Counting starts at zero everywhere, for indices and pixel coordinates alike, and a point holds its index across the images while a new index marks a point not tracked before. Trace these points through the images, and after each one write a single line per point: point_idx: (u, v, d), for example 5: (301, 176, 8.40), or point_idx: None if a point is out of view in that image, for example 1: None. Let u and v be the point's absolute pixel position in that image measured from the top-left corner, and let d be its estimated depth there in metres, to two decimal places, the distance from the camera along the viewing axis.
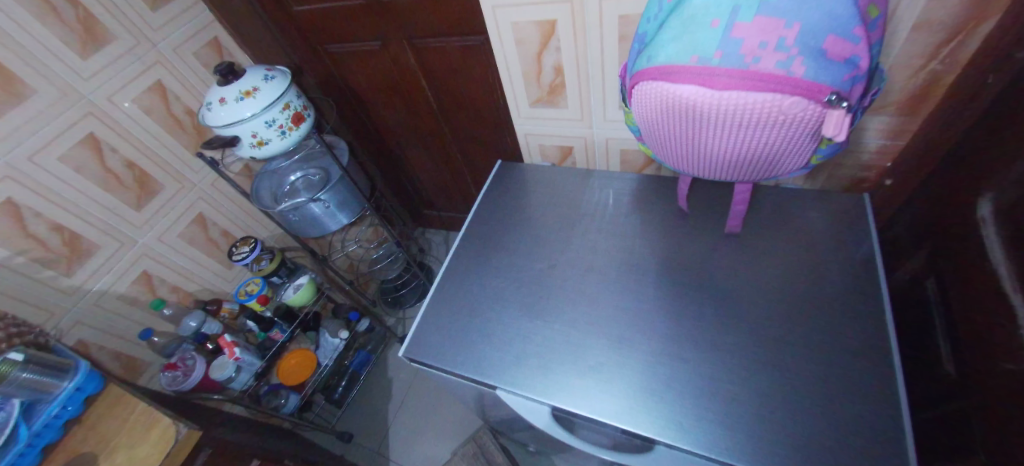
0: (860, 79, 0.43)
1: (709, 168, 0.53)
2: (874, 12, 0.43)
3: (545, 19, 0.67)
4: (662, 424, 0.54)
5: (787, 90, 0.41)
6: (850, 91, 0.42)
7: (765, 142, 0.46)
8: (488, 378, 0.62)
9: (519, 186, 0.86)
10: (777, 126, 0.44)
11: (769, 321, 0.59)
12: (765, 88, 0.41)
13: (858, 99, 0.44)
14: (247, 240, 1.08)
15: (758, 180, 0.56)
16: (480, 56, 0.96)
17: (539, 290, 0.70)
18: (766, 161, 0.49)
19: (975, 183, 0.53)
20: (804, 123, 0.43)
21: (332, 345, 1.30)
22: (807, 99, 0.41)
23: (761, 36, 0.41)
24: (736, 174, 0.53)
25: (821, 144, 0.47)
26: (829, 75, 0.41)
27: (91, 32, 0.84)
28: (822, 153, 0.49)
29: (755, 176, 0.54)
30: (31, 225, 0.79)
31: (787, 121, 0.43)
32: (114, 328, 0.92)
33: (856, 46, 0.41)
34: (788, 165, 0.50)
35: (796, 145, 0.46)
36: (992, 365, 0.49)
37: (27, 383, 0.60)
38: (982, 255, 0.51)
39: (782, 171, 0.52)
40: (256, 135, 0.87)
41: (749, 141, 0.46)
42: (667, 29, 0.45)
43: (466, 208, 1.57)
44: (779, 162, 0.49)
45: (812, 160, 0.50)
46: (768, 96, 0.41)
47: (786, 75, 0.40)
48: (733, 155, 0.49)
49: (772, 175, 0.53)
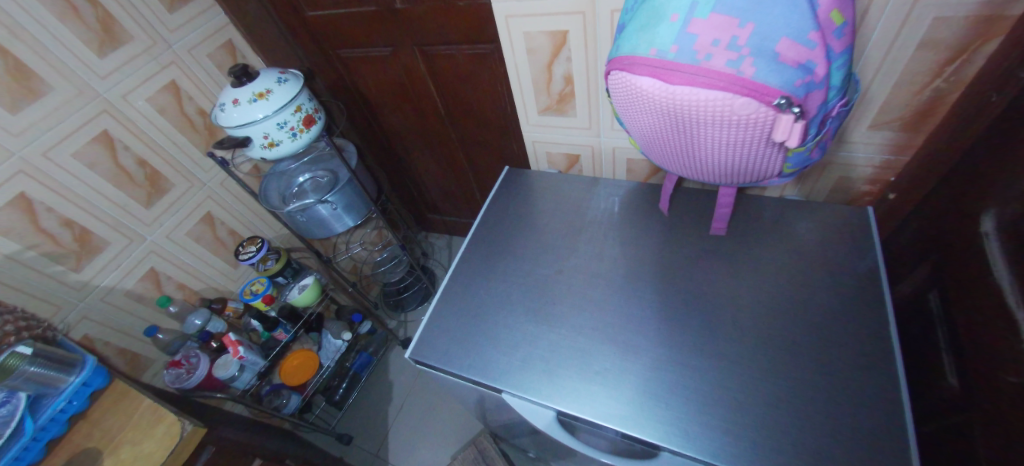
0: (816, 85, 0.42)
1: (685, 165, 0.54)
2: (839, 19, 0.43)
3: (556, 29, 0.69)
4: (667, 431, 0.54)
5: (735, 90, 0.41)
6: (804, 97, 0.42)
7: (726, 144, 0.47)
8: (494, 381, 0.62)
9: (527, 192, 0.87)
10: (731, 126, 0.44)
11: (773, 330, 0.60)
12: (714, 86, 0.42)
13: (815, 107, 0.44)
14: (254, 240, 1.09)
15: (741, 183, 0.56)
16: (489, 64, 0.97)
17: (546, 294, 0.70)
18: (734, 163, 0.50)
19: (977, 200, 0.54)
20: (759, 125, 0.43)
21: (334, 346, 1.29)
22: (756, 101, 0.41)
23: (715, 33, 0.41)
24: (714, 174, 0.54)
25: (787, 152, 0.47)
26: (779, 79, 0.41)
27: (109, 31, 0.85)
28: (791, 160, 0.49)
29: (734, 179, 0.54)
30: (43, 220, 0.80)
31: (739, 122, 0.44)
32: (120, 324, 0.92)
33: (812, 53, 0.41)
34: (762, 168, 0.50)
35: (759, 148, 0.46)
36: (994, 379, 0.50)
37: (33, 377, 0.61)
38: (984, 271, 0.52)
39: (758, 174, 0.52)
40: (267, 136, 0.88)
41: (709, 140, 0.47)
42: (633, 21, 0.46)
43: (471, 213, 1.58)
44: (744, 163, 0.49)
45: (782, 165, 0.50)
46: (719, 94, 0.42)
47: (735, 75, 0.41)
48: (697, 151, 0.50)
49: (748, 178, 0.54)
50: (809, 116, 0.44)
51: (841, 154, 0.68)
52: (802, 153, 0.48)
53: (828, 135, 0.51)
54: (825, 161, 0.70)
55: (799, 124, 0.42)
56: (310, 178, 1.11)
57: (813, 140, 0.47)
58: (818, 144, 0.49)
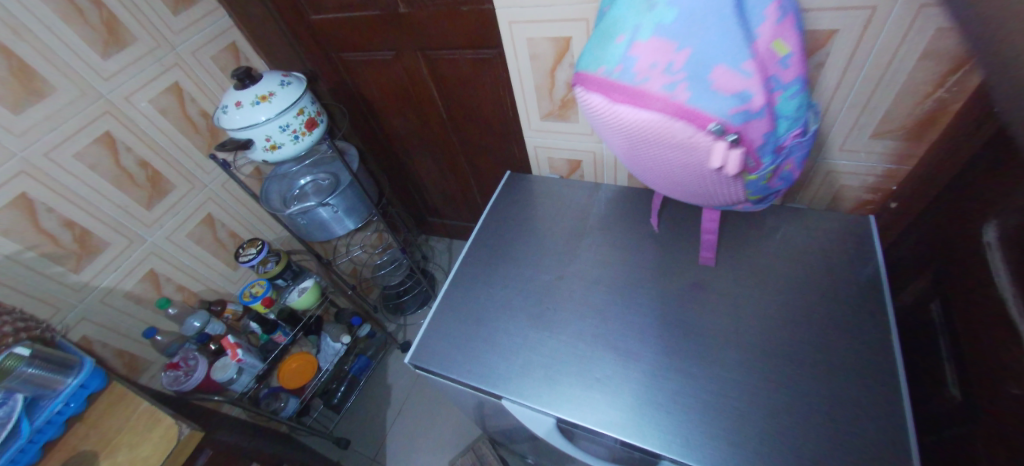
0: (757, 114, 0.41)
1: (649, 180, 0.54)
2: (784, 49, 0.42)
3: (560, 35, 0.69)
4: (668, 440, 0.54)
5: (667, 113, 0.41)
6: (741, 125, 0.41)
7: (673, 166, 0.47)
8: (494, 388, 0.62)
9: (528, 197, 0.87)
10: (669, 148, 0.44)
11: (775, 338, 0.60)
12: (648, 109, 0.42)
13: (759, 136, 0.42)
14: (254, 242, 1.08)
15: (713, 204, 0.55)
16: (491, 69, 0.97)
17: (546, 300, 0.70)
18: (690, 184, 0.49)
19: (981, 210, 0.54)
20: (697, 151, 0.43)
21: (333, 349, 1.28)
22: (689, 126, 0.41)
23: (654, 56, 0.41)
24: (683, 193, 0.54)
25: (741, 178, 0.46)
26: (712, 106, 0.40)
27: (114, 33, 0.85)
28: (749, 186, 0.48)
29: (701, 199, 0.54)
30: (44, 221, 0.80)
31: (677, 146, 0.44)
32: (118, 325, 0.92)
33: (750, 83, 0.40)
34: (722, 192, 0.49)
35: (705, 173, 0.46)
36: (996, 390, 0.49)
37: (31, 379, 0.61)
38: (986, 281, 0.52)
39: (724, 197, 0.51)
40: (269, 139, 0.89)
41: (657, 160, 0.47)
42: (591, 40, 0.47)
43: (472, 217, 1.58)
44: (695, 186, 0.49)
45: (740, 190, 0.49)
46: (653, 117, 0.42)
47: (668, 99, 0.41)
48: (650, 167, 0.50)
49: (712, 199, 0.53)
50: (751, 145, 0.43)
51: (843, 162, 0.68)
52: (759, 179, 0.47)
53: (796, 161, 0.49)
54: (827, 169, 0.70)
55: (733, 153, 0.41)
56: (311, 181, 1.11)
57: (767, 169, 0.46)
58: (779, 172, 0.48)
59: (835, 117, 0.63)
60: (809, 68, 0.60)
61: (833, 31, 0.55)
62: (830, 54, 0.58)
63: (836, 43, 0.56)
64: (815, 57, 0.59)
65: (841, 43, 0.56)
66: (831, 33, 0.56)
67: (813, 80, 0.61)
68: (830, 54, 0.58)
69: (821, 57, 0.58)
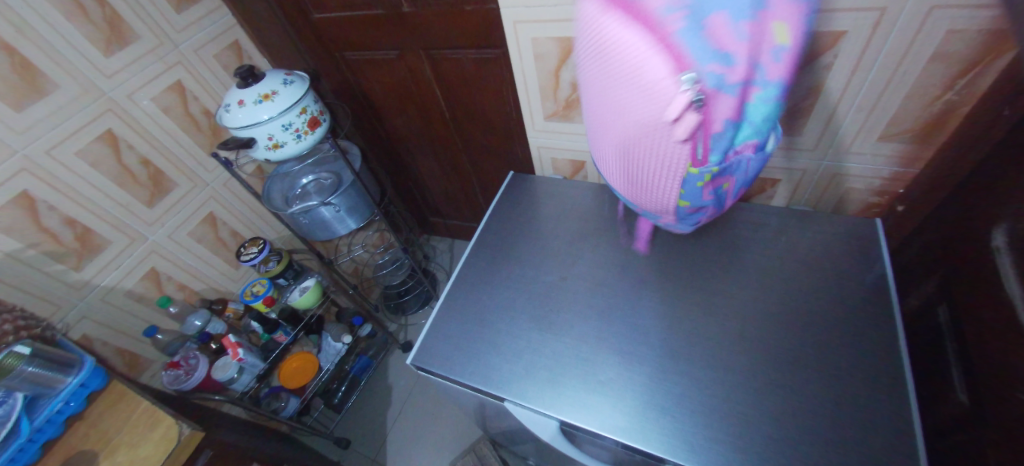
0: (732, 87, 0.35)
1: (593, 145, 0.48)
2: (781, 36, 0.35)
3: (565, 36, 0.68)
4: (672, 445, 0.53)
5: (648, 33, 0.34)
6: (711, 89, 0.35)
7: (625, 127, 0.40)
8: (497, 390, 0.61)
9: (531, 198, 0.86)
10: (630, 86, 0.37)
11: (780, 342, 0.59)
12: (630, 25, 0.35)
13: (723, 122, 0.37)
14: (256, 241, 1.08)
15: (643, 205, 0.50)
16: (495, 68, 0.97)
17: (548, 302, 0.70)
18: (634, 161, 0.44)
19: (990, 214, 0.54)
20: (656, 101, 0.37)
21: (334, 349, 1.27)
22: (662, 61, 0.34)
23: None
24: (621, 176, 0.48)
25: (685, 168, 0.41)
26: (694, 46, 0.33)
27: (116, 31, 0.85)
28: (689, 184, 0.43)
29: (635, 190, 0.48)
30: (45, 219, 0.79)
31: (638, 84, 0.36)
32: (119, 324, 0.92)
33: (734, 47, 0.34)
34: (660, 184, 0.44)
35: (654, 148, 0.40)
36: (1006, 397, 0.49)
37: (31, 377, 0.60)
38: (996, 287, 0.51)
39: (659, 194, 0.46)
40: (272, 138, 0.88)
41: (610, 110, 0.41)
42: None
43: (474, 217, 1.57)
44: (636, 159, 0.43)
45: (680, 187, 0.44)
46: (631, 34, 0.35)
47: (655, 18, 0.34)
48: (599, 121, 0.43)
49: (645, 192, 0.47)
50: (710, 122, 0.37)
51: (849, 165, 0.68)
52: (699, 181, 0.42)
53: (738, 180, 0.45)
54: (833, 172, 0.69)
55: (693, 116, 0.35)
56: (313, 180, 1.10)
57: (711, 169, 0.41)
58: (718, 182, 0.43)
59: (843, 119, 0.63)
60: (816, 70, 0.59)
61: (842, 33, 0.55)
62: (839, 56, 0.57)
63: (844, 44, 0.56)
64: (823, 59, 0.58)
65: (850, 45, 0.56)
66: (840, 35, 0.55)
67: (821, 82, 0.60)
68: (838, 56, 0.57)
69: (830, 59, 0.58)
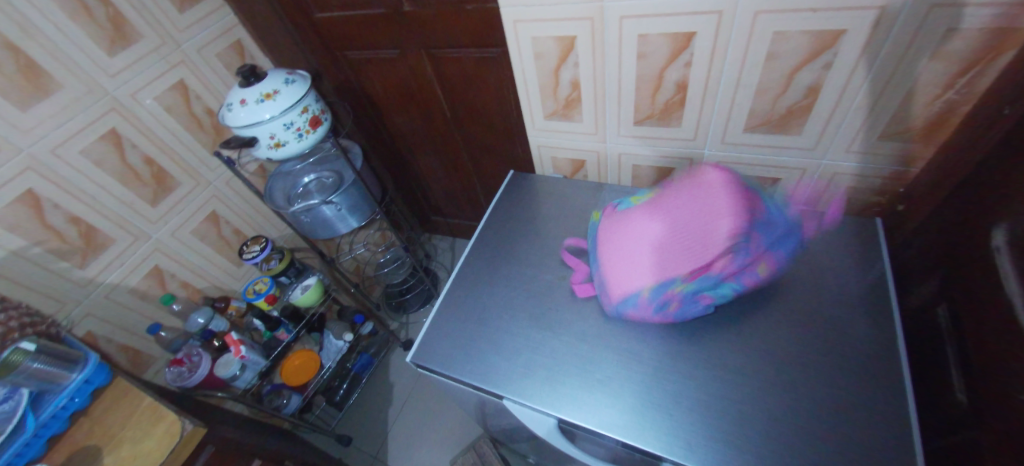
0: (739, 261, 0.57)
1: (647, 222, 0.63)
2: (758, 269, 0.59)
3: (564, 35, 0.68)
4: (669, 443, 0.54)
5: (727, 187, 0.57)
6: (733, 248, 0.55)
7: (674, 213, 0.60)
8: (496, 388, 0.62)
9: (531, 197, 0.86)
10: (705, 201, 0.58)
11: (778, 339, 0.59)
12: (718, 179, 0.58)
13: (709, 277, 0.57)
14: (258, 240, 1.09)
15: (609, 278, 0.64)
16: (496, 68, 0.97)
17: (547, 301, 0.70)
18: (659, 238, 0.60)
19: (989, 213, 0.53)
20: (712, 219, 0.56)
21: (336, 347, 1.29)
22: (722, 205, 0.56)
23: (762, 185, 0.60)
24: (638, 243, 0.62)
25: (677, 276, 0.57)
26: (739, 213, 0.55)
27: (120, 31, 0.86)
28: (668, 284, 0.58)
29: (619, 260, 0.63)
30: (50, 217, 0.80)
31: (710, 202, 0.57)
32: (123, 321, 0.93)
33: (749, 251, 0.57)
34: (660, 263, 0.59)
35: (689, 248, 0.57)
36: (1004, 396, 0.49)
37: (37, 373, 0.61)
38: (995, 286, 0.51)
39: (632, 274, 0.61)
40: (274, 137, 0.89)
41: (687, 205, 0.59)
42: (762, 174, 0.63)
43: (475, 216, 1.58)
44: (677, 243, 0.58)
45: (663, 280, 0.58)
46: (716, 181, 0.58)
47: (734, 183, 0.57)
48: (669, 205, 0.61)
49: (647, 271, 0.60)
50: (723, 263, 0.56)
51: (849, 164, 0.68)
52: (672, 287, 0.58)
53: (691, 308, 0.60)
54: (832, 171, 0.69)
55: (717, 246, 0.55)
56: (314, 179, 1.10)
57: (697, 284, 0.58)
58: (668, 302, 0.60)
59: (843, 118, 0.63)
60: (816, 69, 0.59)
61: (841, 32, 0.55)
62: (838, 55, 0.57)
63: (844, 43, 0.56)
64: (822, 58, 0.58)
65: (849, 44, 0.55)
66: (839, 33, 0.55)
67: (820, 81, 0.60)
68: (838, 54, 0.57)
69: (829, 58, 0.57)
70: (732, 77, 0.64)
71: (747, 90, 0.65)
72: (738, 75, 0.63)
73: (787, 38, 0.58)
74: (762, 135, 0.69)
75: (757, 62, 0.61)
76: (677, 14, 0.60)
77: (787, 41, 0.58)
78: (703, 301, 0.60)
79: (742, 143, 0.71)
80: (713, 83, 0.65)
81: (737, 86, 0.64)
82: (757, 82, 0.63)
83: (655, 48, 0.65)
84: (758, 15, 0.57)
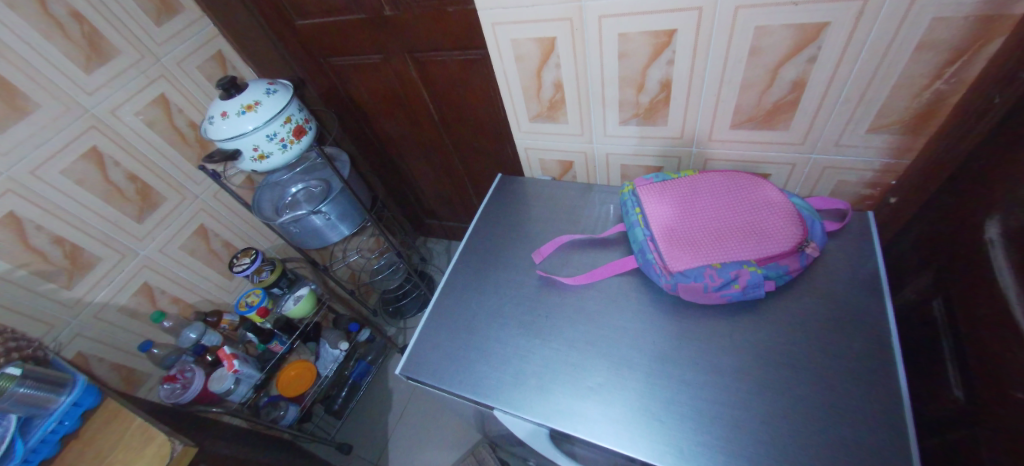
0: (790, 259, 0.60)
1: (695, 219, 0.64)
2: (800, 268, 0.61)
3: (545, 36, 0.67)
4: (661, 450, 0.53)
5: (779, 201, 0.63)
6: (796, 248, 0.60)
7: (751, 205, 0.63)
8: (487, 399, 0.61)
9: (520, 200, 0.85)
10: (762, 209, 0.62)
11: (772, 340, 0.58)
12: (775, 194, 0.64)
13: (778, 269, 0.59)
14: (248, 252, 1.08)
15: (672, 248, 0.62)
16: (480, 69, 0.96)
17: (538, 308, 0.69)
18: (734, 223, 0.62)
19: (983, 205, 0.52)
20: (780, 227, 0.60)
21: (332, 355, 1.26)
22: (792, 218, 0.61)
23: (790, 195, 0.64)
24: (683, 235, 0.63)
25: (747, 258, 0.59)
26: (790, 221, 0.61)
27: (96, 47, 0.84)
28: (737, 263, 0.59)
29: (685, 235, 0.63)
30: (33, 239, 0.79)
31: (775, 212, 0.62)
32: (113, 340, 0.92)
33: (793, 253, 0.60)
34: (734, 245, 0.60)
35: (744, 246, 0.60)
36: (1001, 394, 0.48)
37: (24, 398, 0.60)
38: (991, 280, 0.50)
39: (701, 250, 0.61)
40: (257, 149, 0.88)
41: (739, 211, 0.63)
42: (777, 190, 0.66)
43: (468, 218, 1.56)
44: (730, 242, 0.61)
45: (731, 258, 0.59)
46: (774, 196, 0.63)
47: (785, 198, 0.63)
48: (719, 209, 0.64)
49: (701, 257, 0.60)
50: (781, 261, 0.59)
51: (840, 158, 0.66)
52: (742, 266, 0.58)
53: (738, 295, 0.59)
54: (824, 165, 0.68)
55: (804, 250, 0.60)
56: (302, 188, 1.10)
57: (759, 275, 0.58)
58: (733, 281, 0.59)
59: (830, 112, 0.61)
60: (800, 63, 0.58)
61: (824, 24, 0.54)
62: (823, 48, 0.56)
63: (828, 35, 0.54)
64: (806, 51, 0.57)
65: (834, 36, 0.54)
66: (823, 26, 0.54)
67: (806, 75, 0.59)
68: (822, 47, 0.56)
69: (814, 51, 0.56)
70: (716, 74, 0.62)
71: (732, 86, 0.63)
72: (722, 72, 0.62)
73: (770, 33, 0.56)
74: (749, 132, 0.68)
75: (740, 57, 0.60)
76: (656, 11, 0.59)
77: (770, 36, 0.57)
78: (768, 288, 0.59)
79: (730, 140, 0.70)
80: (697, 80, 0.64)
81: (721, 82, 0.63)
82: (742, 78, 0.62)
83: (636, 46, 0.63)
84: (739, 10, 0.55)
